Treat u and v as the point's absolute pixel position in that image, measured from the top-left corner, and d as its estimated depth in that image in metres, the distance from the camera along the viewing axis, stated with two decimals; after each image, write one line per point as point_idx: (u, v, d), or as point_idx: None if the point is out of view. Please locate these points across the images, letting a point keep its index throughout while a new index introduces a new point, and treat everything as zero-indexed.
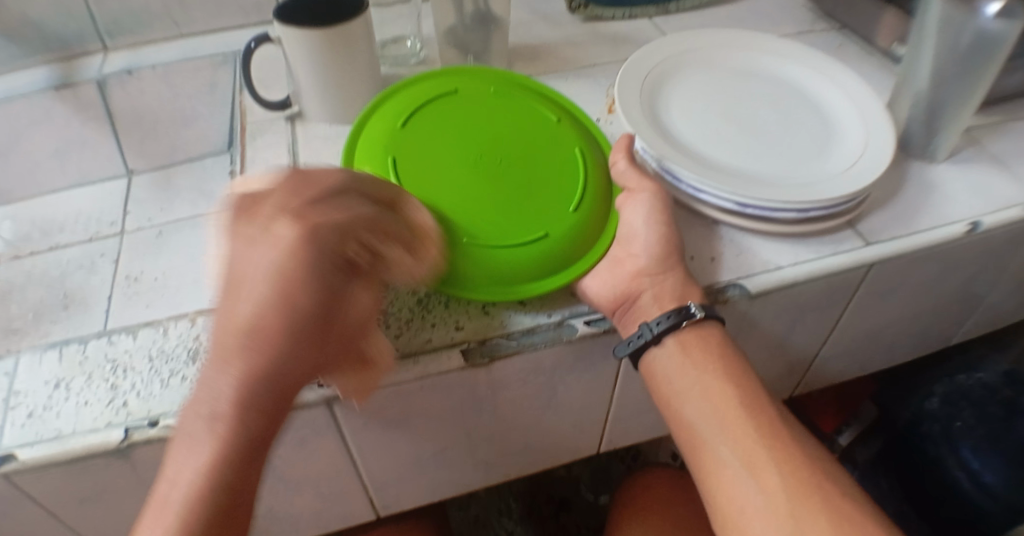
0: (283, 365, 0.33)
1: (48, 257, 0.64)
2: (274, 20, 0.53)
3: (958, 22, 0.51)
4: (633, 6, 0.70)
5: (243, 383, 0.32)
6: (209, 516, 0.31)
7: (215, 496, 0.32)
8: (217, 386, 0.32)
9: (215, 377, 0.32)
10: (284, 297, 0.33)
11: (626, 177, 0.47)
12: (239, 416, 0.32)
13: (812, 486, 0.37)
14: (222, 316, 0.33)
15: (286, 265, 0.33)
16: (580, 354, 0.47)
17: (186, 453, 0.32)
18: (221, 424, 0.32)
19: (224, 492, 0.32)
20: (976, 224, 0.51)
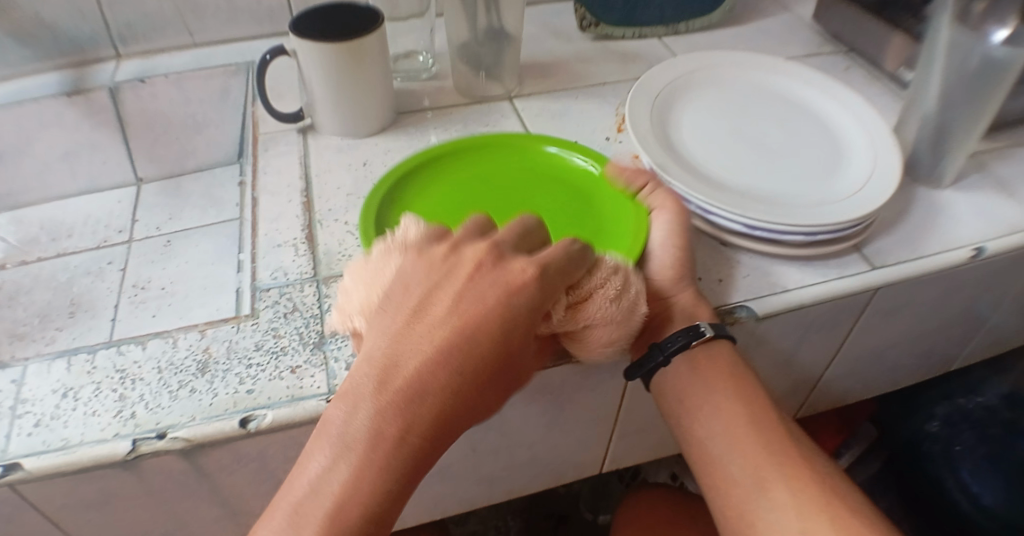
0: (449, 406, 0.33)
1: (56, 262, 0.65)
2: (288, 32, 0.54)
3: (967, 48, 0.51)
4: (643, 25, 0.71)
5: (421, 410, 0.33)
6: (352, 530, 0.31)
7: (361, 508, 0.31)
8: (404, 398, 0.33)
9: (395, 385, 0.33)
10: (467, 331, 0.34)
11: (655, 197, 0.48)
12: (402, 446, 0.32)
13: (825, 504, 0.37)
14: (415, 345, 0.34)
15: (481, 301, 0.35)
16: (587, 373, 0.47)
17: (332, 473, 0.32)
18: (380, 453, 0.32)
19: (377, 507, 0.31)
20: (980, 249, 0.51)
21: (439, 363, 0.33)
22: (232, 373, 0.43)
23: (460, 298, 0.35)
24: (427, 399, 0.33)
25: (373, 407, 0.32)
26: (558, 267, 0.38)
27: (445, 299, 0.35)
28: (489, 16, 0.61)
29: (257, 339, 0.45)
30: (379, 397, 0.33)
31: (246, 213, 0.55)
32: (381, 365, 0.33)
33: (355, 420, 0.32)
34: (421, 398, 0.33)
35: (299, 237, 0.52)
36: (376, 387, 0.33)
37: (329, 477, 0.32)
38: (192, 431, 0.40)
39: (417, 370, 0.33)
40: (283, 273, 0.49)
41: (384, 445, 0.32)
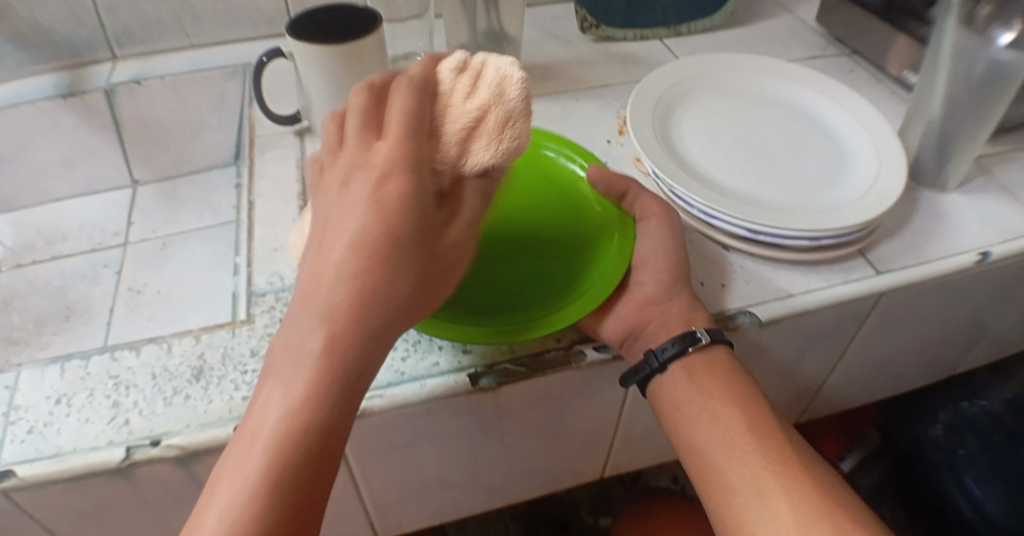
0: (375, 297, 0.31)
1: (52, 266, 0.65)
2: (286, 34, 0.53)
3: (971, 52, 0.51)
4: (645, 28, 0.71)
5: (345, 311, 0.31)
6: (294, 464, 0.30)
7: (303, 447, 0.30)
8: (333, 308, 0.31)
9: (325, 294, 0.31)
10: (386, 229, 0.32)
11: (644, 203, 0.47)
12: (339, 352, 0.31)
13: (826, 515, 0.36)
14: (326, 251, 0.32)
15: (381, 194, 0.33)
16: (587, 380, 0.47)
17: (273, 411, 0.31)
18: (328, 362, 0.31)
19: (310, 443, 0.30)
20: (985, 254, 0.51)
21: (356, 262, 0.31)
22: (227, 380, 0.43)
23: (358, 201, 0.33)
24: (352, 302, 0.31)
25: (314, 326, 0.31)
26: (419, 116, 0.35)
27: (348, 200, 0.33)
28: (488, 18, 0.61)
29: (253, 345, 0.45)
30: (312, 312, 0.31)
31: (242, 217, 0.54)
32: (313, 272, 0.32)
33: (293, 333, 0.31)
34: (342, 300, 0.31)
35: (296, 241, 0.51)
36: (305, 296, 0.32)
37: (273, 398, 0.31)
38: (187, 438, 0.40)
39: (333, 279, 0.31)
40: (279, 278, 0.49)
41: (323, 354, 0.31)
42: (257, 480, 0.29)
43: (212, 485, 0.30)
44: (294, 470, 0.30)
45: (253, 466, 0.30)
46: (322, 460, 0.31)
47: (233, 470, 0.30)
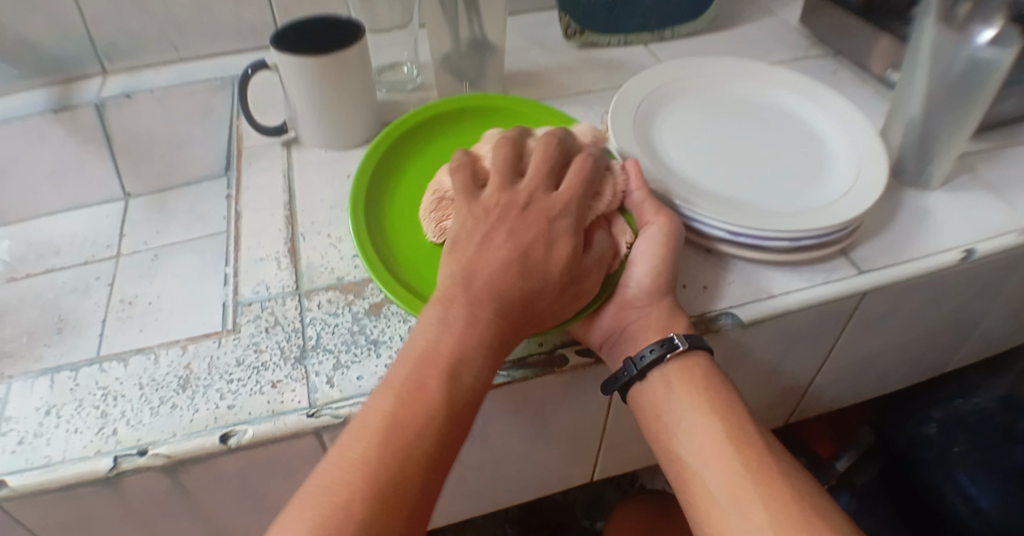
0: (513, 289, 0.38)
1: (43, 279, 0.66)
2: (269, 46, 0.54)
3: (951, 50, 0.51)
4: (628, 33, 0.71)
5: (497, 299, 0.37)
6: (446, 408, 0.34)
7: (454, 391, 0.35)
8: (490, 297, 0.37)
9: (485, 289, 0.37)
10: (518, 248, 0.39)
11: (647, 208, 0.46)
12: (491, 323, 0.37)
13: (803, 527, 0.35)
14: (485, 250, 0.39)
15: (516, 229, 0.39)
16: (571, 384, 0.47)
17: (432, 343, 0.36)
18: (479, 328, 0.37)
19: (459, 389, 0.35)
20: (969, 251, 0.51)
21: (515, 278, 0.38)
22: (213, 389, 0.43)
23: (477, 223, 0.40)
24: (501, 290, 0.37)
25: (477, 306, 0.37)
26: (540, 173, 0.42)
27: (476, 218, 0.41)
28: (471, 27, 0.60)
29: (238, 354, 0.45)
30: (467, 290, 0.38)
31: (230, 227, 0.55)
32: (460, 282, 0.38)
33: (422, 329, 0.37)
34: (498, 295, 0.37)
35: (282, 251, 0.52)
36: (445, 303, 0.38)
37: (423, 373, 0.35)
38: (173, 447, 0.40)
39: (494, 287, 0.37)
40: (265, 287, 0.49)
41: (473, 337, 0.36)
42: (412, 418, 0.33)
43: (363, 411, 0.34)
44: (439, 414, 0.34)
45: (410, 398, 0.34)
46: (462, 413, 0.35)
47: (385, 399, 0.34)
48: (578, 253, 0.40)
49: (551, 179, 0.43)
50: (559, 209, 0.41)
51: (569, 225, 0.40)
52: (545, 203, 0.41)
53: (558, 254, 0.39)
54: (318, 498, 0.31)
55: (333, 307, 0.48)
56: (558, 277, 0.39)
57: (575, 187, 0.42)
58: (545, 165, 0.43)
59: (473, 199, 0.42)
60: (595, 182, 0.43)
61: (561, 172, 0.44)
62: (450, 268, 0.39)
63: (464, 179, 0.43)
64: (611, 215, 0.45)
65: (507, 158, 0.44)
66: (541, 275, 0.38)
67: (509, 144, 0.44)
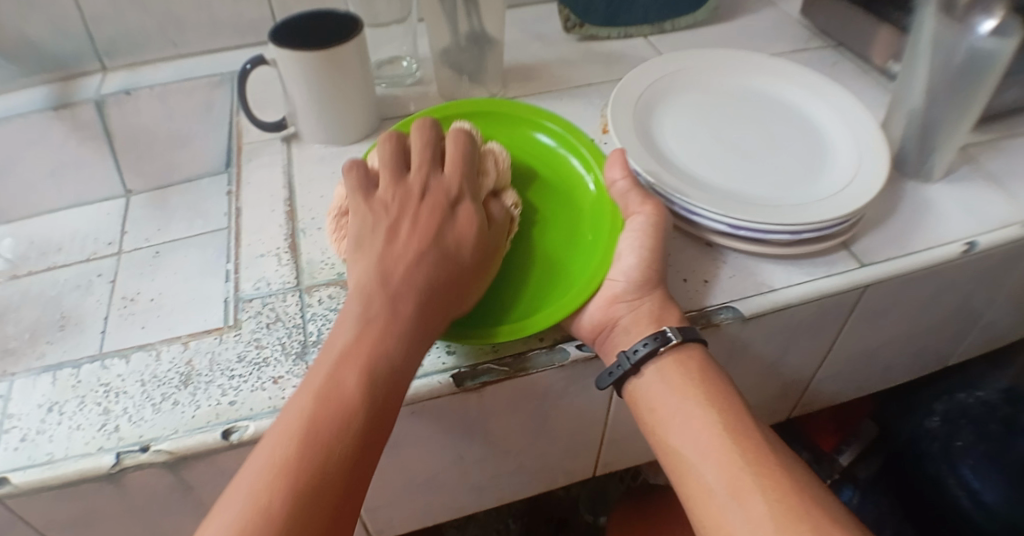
0: (421, 273, 0.39)
1: (45, 277, 0.66)
2: (267, 42, 0.53)
3: (952, 41, 0.50)
4: (628, 25, 0.71)
5: (409, 285, 0.38)
6: (370, 396, 0.34)
7: (378, 378, 0.35)
8: (402, 286, 0.38)
9: (395, 279, 0.38)
10: (419, 237, 0.40)
11: (630, 200, 0.46)
12: (408, 309, 0.37)
13: (802, 517, 0.35)
14: (389, 242, 0.40)
15: (417, 220, 0.41)
16: (572, 378, 0.47)
17: (350, 336, 0.36)
18: (394, 314, 0.37)
19: (383, 376, 0.35)
20: (971, 244, 0.51)
21: (422, 263, 0.39)
22: (214, 385, 0.43)
23: (375, 219, 0.41)
24: (408, 276, 0.38)
25: (386, 294, 0.38)
26: (429, 166, 0.44)
27: (373, 215, 0.42)
28: (470, 20, 0.60)
29: (240, 350, 0.45)
30: (375, 282, 0.38)
31: (230, 223, 0.55)
32: (371, 278, 0.38)
33: (341, 328, 0.37)
34: (406, 281, 0.38)
35: (282, 247, 0.52)
36: (360, 297, 0.38)
37: (340, 369, 0.35)
38: (176, 443, 0.40)
39: (406, 273, 0.39)
40: (266, 283, 0.49)
41: (390, 326, 0.36)
42: (333, 413, 0.33)
43: (282, 415, 0.34)
44: (363, 402, 0.34)
45: (331, 395, 0.34)
46: (388, 398, 0.35)
47: (307, 399, 0.34)
48: (480, 230, 0.42)
49: (438, 166, 0.45)
50: (450, 197, 0.43)
51: (466, 210, 0.43)
52: (439, 190, 0.43)
53: (458, 234, 0.41)
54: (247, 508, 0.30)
55: (333, 302, 0.48)
56: (462, 256, 0.41)
57: (459, 172, 0.44)
58: (426, 157, 0.45)
59: (369, 198, 0.43)
60: (476, 159, 0.46)
61: (442, 160, 0.45)
62: (359, 263, 0.40)
63: (362, 179, 0.44)
64: (497, 190, 0.47)
65: (392, 158, 0.45)
66: (449, 254, 0.40)
67: (394, 141, 0.46)
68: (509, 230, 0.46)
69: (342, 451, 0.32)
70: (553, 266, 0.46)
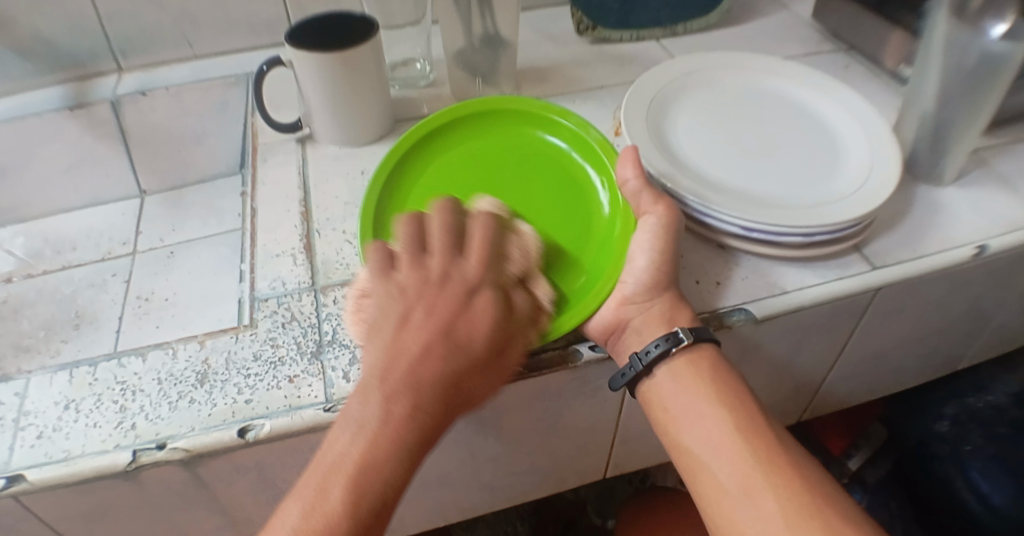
0: (428, 376, 0.36)
1: (60, 275, 0.67)
2: (283, 43, 0.54)
3: (965, 43, 0.50)
4: (640, 28, 0.71)
5: (414, 391, 0.35)
6: (357, 516, 0.33)
7: (367, 497, 0.33)
8: (407, 390, 0.35)
9: (400, 380, 0.36)
10: (431, 333, 0.37)
11: (642, 200, 0.46)
12: (410, 416, 0.35)
13: (815, 515, 0.35)
14: (400, 336, 0.37)
15: (432, 312, 0.38)
16: (585, 379, 0.47)
17: (346, 444, 0.34)
18: (394, 424, 0.35)
19: (374, 495, 0.33)
20: (983, 247, 0.51)
21: (431, 363, 0.36)
22: (230, 384, 0.44)
23: (390, 307, 0.39)
24: (415, 379, 0.36)
25: (390, 399, 0.35)
26: (451, 248, 0.41)
27: (390, 302, 0.39)
28: (483, 22, 0.60)
29: (255, 349, 0.46)
30: (381, 384, 0.36)
31: (246, 223, 0.55)
32: (376, 374, 0.36)
33: (339, 433, 0.35)
34: (412, 385, 0.36)
35: (297, 246, 0.52)
36: (359, 397, 0.36)
37: (331, 483, 0.33)
38: (191, 441, 0.41)
39: (411, 375, 0.36)
40: (281, 282, 0.50)
41: (387, 435, 0.34)
42: (318, 534, 0.32)
43: (275, 522, 0.33)
44: (348, 523, 0.32)
45: (319, 510, 0.32)
46: (375, 519, 0.33)
47: (296, 510, 0.33)
48: (499, 323, 0.39)
49: (460, 250, 0.41)
50: (471, 286, 0.39)
51: (485, 298, 0.39)
52: (458, 279, 0.40)
53: (473, 329, 0.38)
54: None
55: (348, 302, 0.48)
56: (477, 352, 0.38)
57: (481, 258, 0.41)
58: (447, 238, 0.41)
59: (388, 280, 0.40)
60: (501, 244, 0.42)
61: (469, 240, 0.42)
62: (369, 352, 0.38)
63: (383, 258, 0.41)
64: (527, 276, 0.43)
65: (416, 237, 0.42)
66: (459, 353, 0.37)
67: (417, 219, 0.43)
68: (539, 321, 0.42)
69: None
70: (569, 269, 0.47)
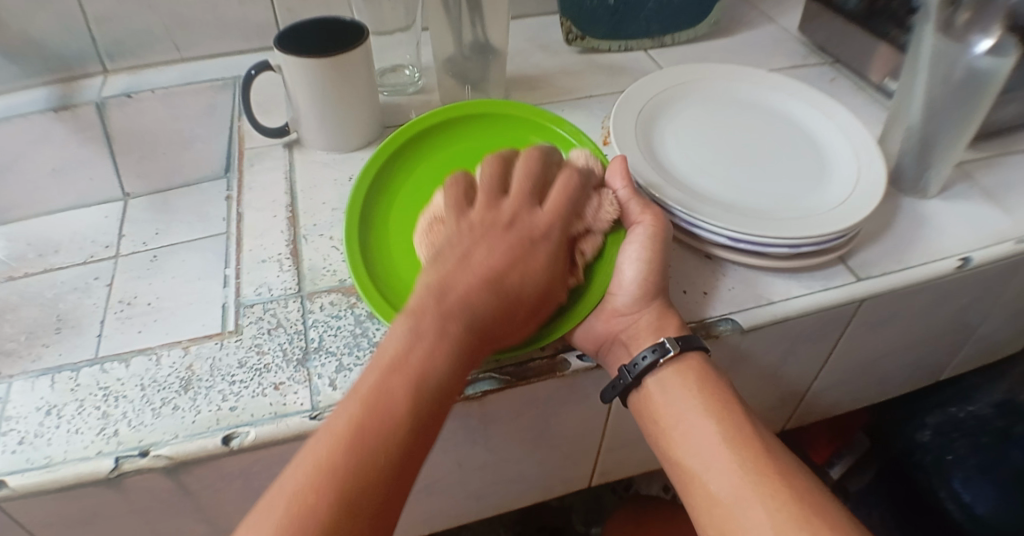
0: (488, 308, 0.38)
1: (42, 278, 0.66)
2: (273, 48, 0.53)
3: (950, 58, 0.51)
4: (630, 38, 0.72)
5: (475, 318, 0.38)
6: (408, 420, 0.34)
7: (417, 405, 0.35)
8: (468, 318, 0.38)
9: (465, 307, 0.38)
10: (497, 268, 0.40)
11: (631, 209, 0.46)
12: (465, 340, 0.37)
13: (804, 521, 0.35)
14: (470, 266, 0.40)
15: (501, 251, 0.40)
16: (572, 387, 0.47)
17: (407, 351, 0.36)
18: (451, 345, 0.37)
19: (424, 405, 0.35)
20: (966, 259, 0.51)
21: (491, 297, 0.39)
22: (215, 390, 0.43)
23: (465, 239, 0.41)
24: (478, 307, 0.38)
25: (455, 321, 0.37)
26: (526, 193, 0.44)
27: (465, 232, 0.41)
28: (474, 30, 0.61)
29: (240, 356, 0.45)
30: (446, 305, 0.38)
31: (232, 228, 0.55)
32: (440, 297, 0.38)
33: (397, 341, 0.37)
34: (473, 313, 0.38)
35: (284, 252, 0.52)
36: (421, 314, 0.37)
37: (390, 383, 0.35)
38: (175, 449, 0.40)
39: (469, 304, 0.38)
40: (267, 288, 0.49)
41: (444, 353, 0.36)
42: (372, 427, 0.33)
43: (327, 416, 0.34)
44: (399, 426, 0.34)
45: (375, 407, 0.34)
46: (421, 431, 0.35)
47: (350, 406, 0.34)
48: (553, 274, 0.42)
49: (534, 199, 0.44)
50: (539, 230, 0.42)
51: (548, 247, 0.42)
52: (527, 224, 0.42)
53: (532, 272, 0.40)
54: (282, 503, 0.31)
55: (335, 309, 0.48)
56: (528, 295, 0.40)
57: (555, 207, 0.43)
58: (527, 185, 0.44)
59: (466, 214, 0.43)
60: (581, 201, 0.45)
61: (543, 189, 0.44)
62: (431, 276, 0.39)
63: (456, 192, 0.44)
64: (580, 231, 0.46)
65: (497, 177, 0.44)
66: (513, 292, 0.40)
67: (502, 160, 0.45)
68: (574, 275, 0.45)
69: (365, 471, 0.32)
70: None
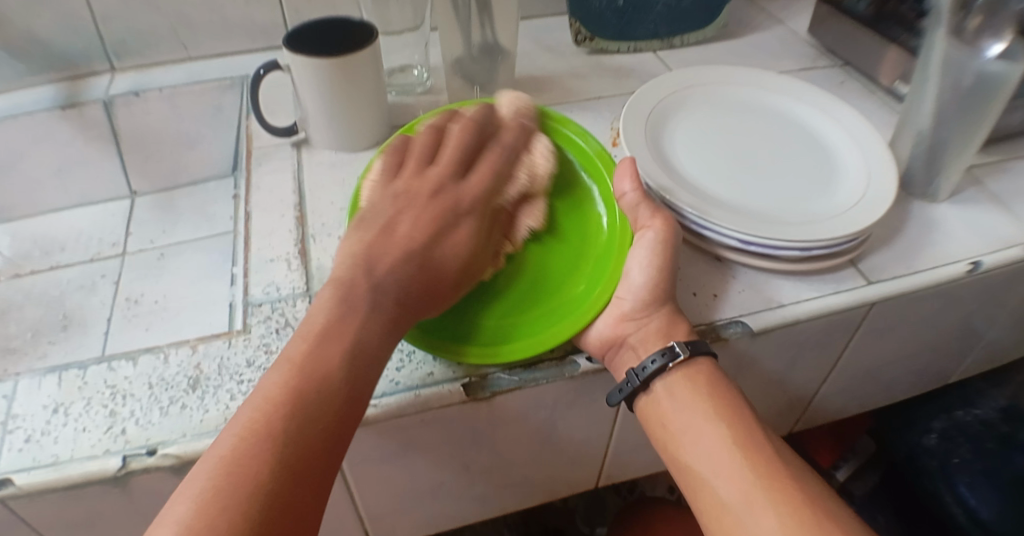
0: (410, 271, 0.40)
1: (47, 276, 0.66)
2: (283, 46, 0.53)
3: (961, 62, 0.51)
4: (637, 40, 0.71)
5: (399, 279, 0.39)
6: (344, 379, 0.34)
7: (351, 362, 0.35)
8: (391, 279, 0.39)
9: (384, 268, 0.39)
10: (419, 235, 0.42)
11: (641, 216, 0.46)
12: (395, 300, 0.39)
13: (816, 528, 0.35)
14: (390, 232, 0.42)
15: (423, 220, 0.42)
16: (581, 390, 0.47)
17: (327, 314, 0.37)
18: (379, 305, 0.38)
19: (357, 361, 0.36)
20: (976, 264, 0.51)
21: (412, 262, 0.40)
22: (223, 390, 0.43)
23: (388, 207, 0.43)
24: (398, 270, 0.40)
25: (376, 281, 0.39)
26: (453, 162, 0.46)
27: (388, 201, 0.44)
28: (483, 31, 0.61)
29: (249, 355, 0.45)
30: (366, 266, 0.39)
31: (239, 227, 0.55)
32: (362, 263, 0.40)
33: (323, 305, 0.37)
34: (392, 273, 0.39)
35: (292, 252, 0.52)
36: (345, 284, 0.38)
37: (323, 348, 0.35)
38: (183, 448, 0.40)
39: (394, 268, 0.40)
40: (275, 288, 0.49)
41: (372, 317, 0.37)
42: (306, 389, 0.33)
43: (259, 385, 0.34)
44: (337, 385, 0.34)
45: (309, 370, 0.34)
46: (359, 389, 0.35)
47: (281, 372, 0.34)
48: (476, 243, 0.43)
49: (460, 168, 0.46)
50: (463, 201, 0.44)
51: (473, 220, 0.44)
52: (450, 193, 0.44)
53: (454, 241, 0.42)
54: (215, 466, 0.31)
55: None
56: (451, 260, 0.42)
57: (480, 179, 0.45)
58: (456, 155, 0.46)
59: (393, 185, 0.45)
60: (506, 173, 0.47)
61: (468, 159, 0.47)
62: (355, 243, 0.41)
63: (394, 164, 0.47)
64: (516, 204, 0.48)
65: (428, 147, 0.47)
66: (439, 260, 0.41)
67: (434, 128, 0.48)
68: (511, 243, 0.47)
69: (303, 434, 0.32)
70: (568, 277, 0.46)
